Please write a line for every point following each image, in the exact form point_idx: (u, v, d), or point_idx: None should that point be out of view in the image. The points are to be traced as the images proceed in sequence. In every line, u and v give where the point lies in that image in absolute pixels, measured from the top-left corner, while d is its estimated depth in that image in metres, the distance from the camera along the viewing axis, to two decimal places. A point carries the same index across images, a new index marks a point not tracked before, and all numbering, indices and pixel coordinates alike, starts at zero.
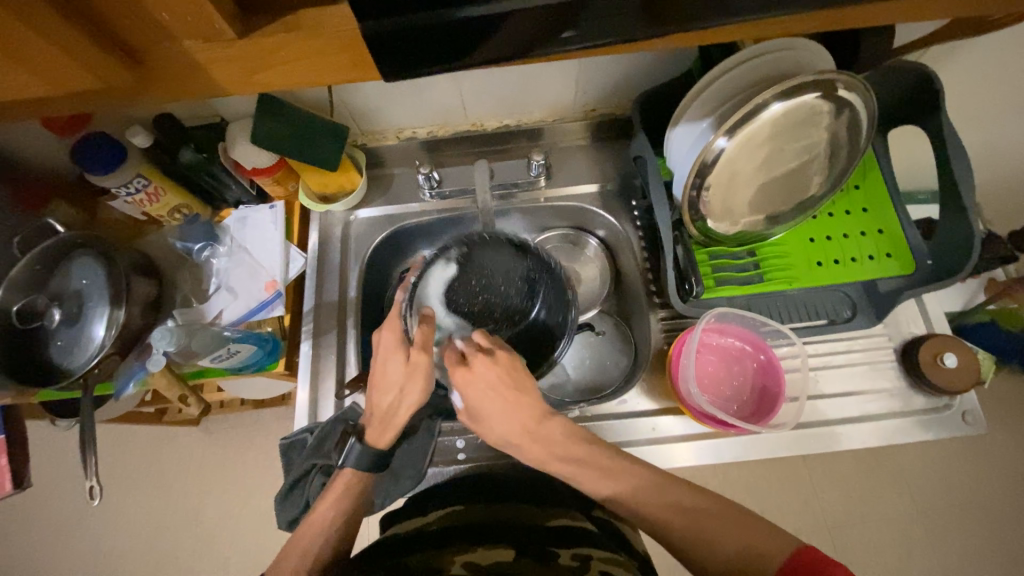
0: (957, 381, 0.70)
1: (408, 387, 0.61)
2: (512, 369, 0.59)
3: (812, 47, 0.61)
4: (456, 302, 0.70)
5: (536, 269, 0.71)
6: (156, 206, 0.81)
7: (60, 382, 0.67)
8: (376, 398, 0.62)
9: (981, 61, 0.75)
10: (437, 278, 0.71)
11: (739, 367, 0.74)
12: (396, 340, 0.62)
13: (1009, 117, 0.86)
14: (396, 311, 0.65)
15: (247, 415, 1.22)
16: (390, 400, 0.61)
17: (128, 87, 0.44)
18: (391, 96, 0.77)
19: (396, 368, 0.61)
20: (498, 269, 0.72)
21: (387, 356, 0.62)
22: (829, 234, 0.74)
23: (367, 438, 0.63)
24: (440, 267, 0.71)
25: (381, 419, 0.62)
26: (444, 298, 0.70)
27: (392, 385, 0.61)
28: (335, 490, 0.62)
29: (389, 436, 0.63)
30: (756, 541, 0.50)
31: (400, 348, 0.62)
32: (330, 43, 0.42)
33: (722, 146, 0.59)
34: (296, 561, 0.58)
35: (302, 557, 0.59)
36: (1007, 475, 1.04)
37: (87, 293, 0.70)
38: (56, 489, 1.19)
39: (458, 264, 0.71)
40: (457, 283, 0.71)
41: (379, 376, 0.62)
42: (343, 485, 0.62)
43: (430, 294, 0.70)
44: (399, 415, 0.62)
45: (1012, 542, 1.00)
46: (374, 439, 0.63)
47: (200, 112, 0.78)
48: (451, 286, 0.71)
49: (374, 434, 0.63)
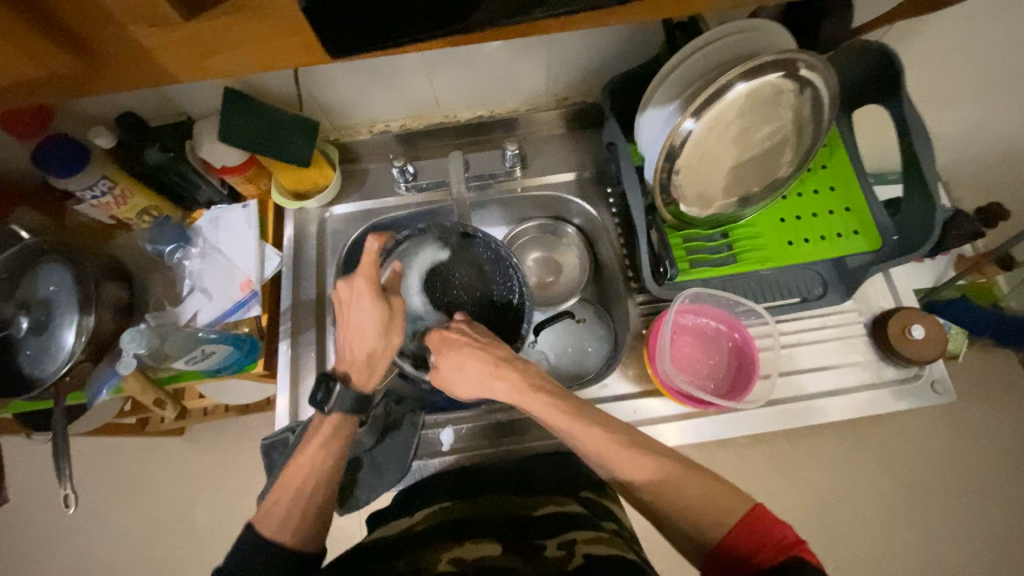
0: (924, 351, 0.72)
1: (391, 329, 0.62)
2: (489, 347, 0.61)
3: (772, 30, 0.62)
4: (433, 286, 0.74)
5: (501, 264, 0.73)
6: (123, 209, 0.78)
7: (29, 392, 0.65)
8: (353, 348, 0.62)
9: (937, 40, 0.78)
10: (429, 255, 0.75)
11: (716, 346, 0.76)
12: (372, 289, 0.60)
13: (968, 95, 0.89)
14: (371, 259, 0.60)
15: (231, 422, 1.20)
16: (371, 346, 0.61)
17: (73, 76, 0.44)
18: (361, 88, 0.76)
19: (370, 315, 0.60)
20: (478, 269, 0.74)
21: (361, 303, 0.61)
22: (800, 213, 0.76)
23: (353, 382, 0.63)
24: (433, 246, 0.75)
25: (365, 362, 0.62)
26: (424, 277, 0.74)
27: (366, 330, 0.61)
28: (321, 435, 0.60)
29: (377, 377, 0.64)
30: (715, 499, 0.50)
31: (376, 296, 0.61)
32: (281, 25, 0.42)
33: (690, 129, 0.59)
34: (289, 506, 0.56)
35: (292, 501, 0.57)
36: (981, 445, 1.07)
37: (55, 300, 0.68)
38: (37, 505, 1.16)
39: (451, 249, 0.75)
40: (441, 267, 0.75)
41: (352, 322, 0.61)
42: (330, 428, 0.61)
43: (415, 262, 0.75)
44: (382, 358, 0.63)
45: (986, 508, 1.04)
46: (361, 383, 0.63)
47: (165, 111, 0.77)
48: (435, 270, 0.75)
49: (361, 376, 0.63)
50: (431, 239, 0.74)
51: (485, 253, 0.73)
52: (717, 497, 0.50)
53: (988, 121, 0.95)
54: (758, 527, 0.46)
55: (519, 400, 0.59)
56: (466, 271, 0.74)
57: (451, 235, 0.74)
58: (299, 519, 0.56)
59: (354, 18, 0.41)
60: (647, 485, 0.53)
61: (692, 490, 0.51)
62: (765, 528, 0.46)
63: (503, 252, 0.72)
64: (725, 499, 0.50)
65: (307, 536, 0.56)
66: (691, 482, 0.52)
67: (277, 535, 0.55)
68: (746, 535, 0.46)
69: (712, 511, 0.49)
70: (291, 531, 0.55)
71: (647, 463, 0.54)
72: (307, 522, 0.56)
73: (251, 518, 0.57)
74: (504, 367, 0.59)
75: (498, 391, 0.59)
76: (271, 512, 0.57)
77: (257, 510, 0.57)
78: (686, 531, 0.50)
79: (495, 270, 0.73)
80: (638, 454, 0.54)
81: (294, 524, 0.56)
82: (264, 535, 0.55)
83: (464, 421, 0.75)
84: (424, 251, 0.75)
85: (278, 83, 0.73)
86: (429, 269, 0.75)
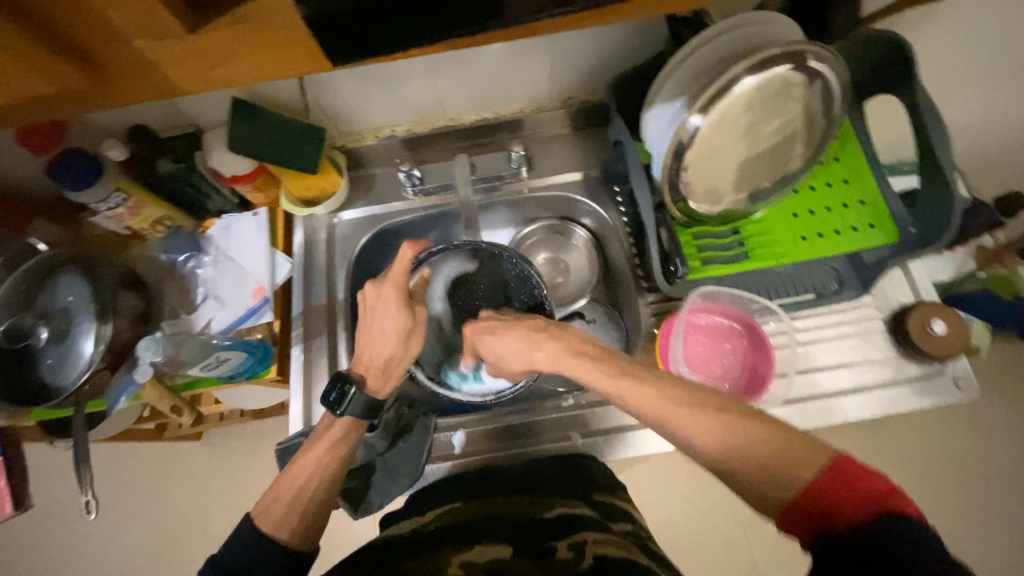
0: (945, 347, 0.70)
1: (411, 338, 0.63)
2: (530, 330, 0.61)
3: (780, 21, 0.61)
4: (457, 296, 0.76)
5: (520, 278, 0.72)
6: (136, 220, 0.79)
7: (51, 401, 0.66)
8: (371, 352, 0.63)
9: (950, 28, 0.76)
10: (455, 266, 0.75)
11: (729, 345, 0.75)
12: (399, 298, 0.61)
13: (985, 82, 0.87)
14: (404, 267, 0.61)
15: (246, 427, 1.21)
16: (390, 351, 0.63)
17: (84, 89, 0.45)
18: (365, 93, 0.77)
19: (393, 322, 0.61)
20: (503, 284, 0.74)
21: (386, 310, 0.62)
22: (813, 208, 0.74)
23: (367, 388, 0.63)
24: (463, 259, 0.74)
25: (382, 367, 0.63)
26: (449, 287, 0.75)
27: (387, 338, 0.62)
28: (332, 436, 0.60)
29: (391, 385, 0.65)
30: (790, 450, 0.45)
31: (403, 304, 0.62)
32: (282, 37, 0.43)
33: (697, 124, 0.59)
34: (288, 504, 0.56)
35: (293, 500, 0.57)
36: (1007, 441, 1.03)
37: (74, 310, 0.69)
38: (61, 511, 1.18)
39: (479, 262, 0.74)
40: (470, 277, 0.75)
41: (375, 328, 0.62)
42: (340, 431, 0.61)
43: (443, 271, 0.74)
44: (398, 365, 0.64)
45: (1013, 506, 1.00)
46: (374, 389, 0.64)
47: (176, 122, 0.79)
48: (461, 280, 0.75)
49: (376, 383, 0.64)
50: (461, 253, 0.73)
51: (513, 270, 0.73)
52: (790, 453, 0.45)
53: (1006, 109, 0.92)
54: (849, 479, 0.41)
55: (560, 368, 0.58)
56: (494, 282, 0.75)
57: (481, 249, 0.74)
58: (298, 520, 0.56)
59: (355, 24, 0.41)
60: (711, 445, 0.48)
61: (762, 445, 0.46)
62: (862, 481, 0.41)
63: (529, 273, 0.71)
64: (809, 457, 0.44)
65: (304, 535, 0.56)
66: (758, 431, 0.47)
67: (275, 531, 0.55)
68: (836, 490, 0.41)
69: (792, 467, 0.44)
70: (288, 528, 0.55)
71: (711, 422, 0.49)
72: (307, 520, 0.56)
73: (251, 510, 0.57)
74: (538, 337, 0.60)
75: (534, 358, 0.59)
76: (270, 506, 0.56)
77: (258, 503, 0.57)
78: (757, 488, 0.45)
79: (520, 285, 0.73)
80: (704, 415, 0.49)
81: (292, 522, 0.56)
82: (263, 530, 0.55)
83: (474, 424, 0.75)
84: (451, 262, 0.74)
85: (284, 91, 0.74)
86: (454, 279, 0.75)
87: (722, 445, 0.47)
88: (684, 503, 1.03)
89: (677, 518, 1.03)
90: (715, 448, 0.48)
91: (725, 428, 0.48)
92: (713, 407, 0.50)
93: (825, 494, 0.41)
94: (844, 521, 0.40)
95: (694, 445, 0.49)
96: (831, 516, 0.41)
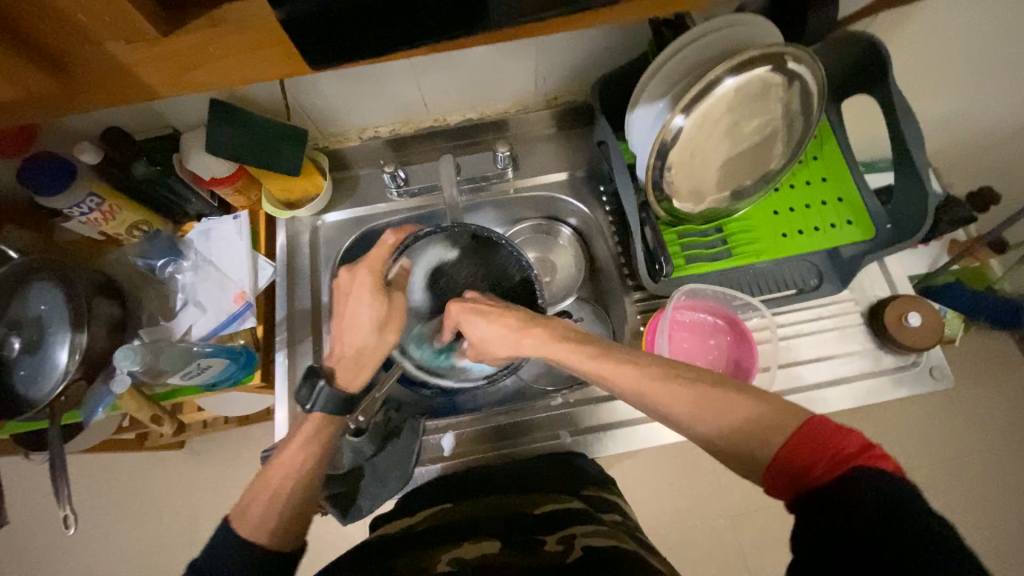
0: (920, 338, 0.72)
1: (386, 327, 0.62)
2: (509, 314, 0.62)
3: (758, 22, 0.62)
4: (437, 286, 0.74)
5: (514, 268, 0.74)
6: (112, 224, 0.77)
7: (24, 413, 0.64)
8: (343, 342, 0.62)
9: (921, 30, 0.78)
10: (436, 255, 0.74)
11: (714, 341, 0.77)
12: (375, 282, 0.62)
13: (957, 81, 0.89)
14: (387, 249, 0.63)
15: (232, 434, 1.19)
16: (362, 341, 0.61)
17: (52, 94, 0.44)
18: (347, 94, 0.76)
19: (370, 308, 0.61)
20: (486, 272, 0.75)
21: (361, 295, 0.62)
22: (793, 206, 0.76)
23: (337, 381, 0.61)
24: (442, 246, 0.74)
25: (354, 359, 0.62)
26: (429, 276, 0.74)
27: (361, 325, 0.61)
28: (303, 433, 0.59)
29: (363, 378, 0.62)
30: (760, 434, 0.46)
31: (377, 290, 0.62)
32: (261, 39, 0.42)
33: (680, 125, 0.59)
34: (266, 506, 0.55)
35: (270, 502, 0.56)
36: (980, 428, 1.07)
37: (47, 319, 0.67)
38: (40, 525, 1.15)
39: (461, 251, 0.74)
40: (451, 267, 0.75)
41: (349, 316, 0.61)
42: (313, 426, 0.60)
43: (422, 260, 0.73)
44: (371, 357, 0.62)
45: (988, 491, 1.04)
46: (345, 382, 0.61)
47: (152, 124, 0.76)
48: (439, 270, 0.74)
49: (347, 375, 0.61)
50: (444, 241, 0.73)
51: (501, 251, 0.73)
52: (768, 416, 0.46)
53: (974, 107, 0.95)
54: (823, 435, 0.42)
55: (547, 352, 0.59)
56: (474, 273, 0.75)
57: (464, 237, 0.74)
58: (276, 522, 0.55)
59: (329, 31, 0.41)
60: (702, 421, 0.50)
61: (744, 412, 0.47)
62: (829, 442, 0.42)
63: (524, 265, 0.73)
64: (786, 413, 0.46)
65: (284, 537, 0.55)
66: (740, 403, 0.48)
67: (253, 534, 0.54)
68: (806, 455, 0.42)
69: (780, 425, 0.45)
70: (266, 531, 0.54)
71: (686, 391, 0.50)
72: (286, 521, 0.55)
73: (228, 514, 0.56)
74: (532, 322, 0.61)
75: (523, 345, 0.60)
76: (246, 511, 0.55)
77: (235, 506, 0.56)
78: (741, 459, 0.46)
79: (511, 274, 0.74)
80: (685, 380, 0.51)
81: (271, 525, 0.55)
82: (240, 534, 0.54)
83: (463, 426, 0.75)
84: (431, 250, 0.73)
85: (265, 93, 0.73)
86: (433, 269, 0.74)
87: (697, 413, 0.49)
88: (673, 497, 1.05)
89: (667, 512, 1.04)
90: (695, 422, 0.50)
91: (700, 398, 0.50)
92: (687, 378, 0.51)
93: (793, 455, 0.43)
94: (815, 480, 0.41)
95: (673, 418, 0.51)
96: (805, 477, 0.42)
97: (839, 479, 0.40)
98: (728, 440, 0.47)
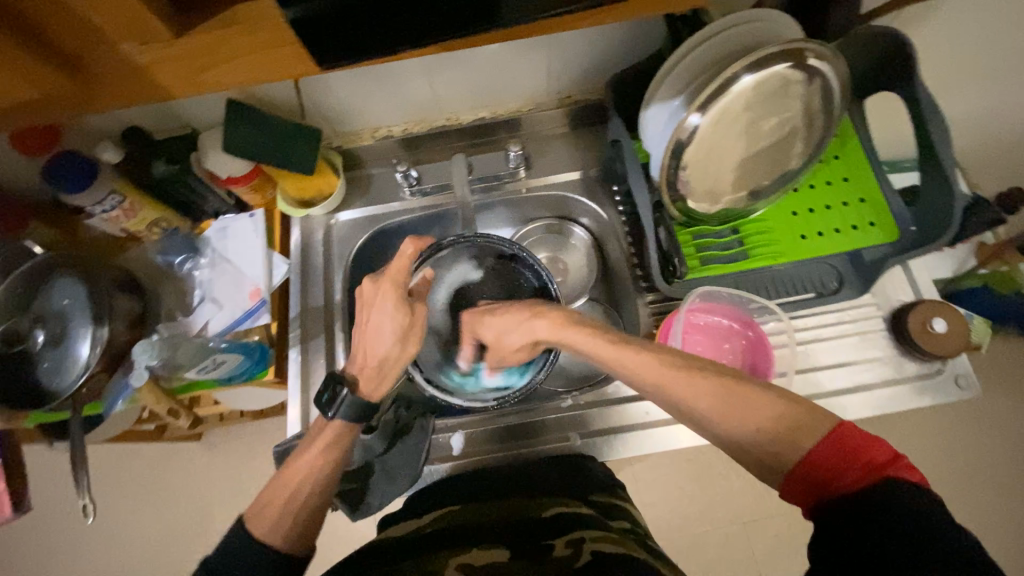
0: (945, 345, 0.70)
1: (408, 338, 0.62)
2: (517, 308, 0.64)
3: (777, 18, 0.61)
4: (458, 304, 0.73)
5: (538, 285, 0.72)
6: (133, 222, 0.79)
7: (49, 403, 0.66)
8: (366, 352, 0.61)
9: (950, 25, 0.75)
10: (461, 273, 0.74)
11: (729, 345, 0.75)
12: (398, 294, 0.61)
13: (992, 74, 0.85)
14: (405, 262, 0.61)
15: (246, 428, 1.21)
16: (385, 351, 0.61)
17: (72, 95, 0.45)
18: (361, 93, 0.76)
19: (392, 319, 0.60)
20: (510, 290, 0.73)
21: (383, 306, 0.61)
22: (812, 207, 0.74)
23: (359, 391, 0.61)
24: (468, 264, 0.74)
25: (376, 368, 0.61)
26: (450, 296, 0.73)
27: (383, 335, 0.61)
28: (323, 441, 0.59)
29: (385, 389, 0.62)
30: (778, 446, 0.45)
31: (401, 301, 0.61)
32: (272, 37, 0.42)
33: (696, 123, 0.58)
34: (279, 508, 0.56)
35: (284, 506, 0.56)
36: (1008, 438, 1.03)
37: (69, 313, 0.69)
38: (63, 512, 1.18)
39: (485, 271, 0.74)
40: (476, 286, 0.74)
41: (371, 326, 0.61)
42: (334, 434, 0.60)
43: (447, 278, 0.73)
44: (393, 367, 0.62)
45: (1014, 502, 1.00)
46: (367, 391, 0.62)
47: (171, 124, 0.78)
48: (463, 289, 0.74)
49: (368, 384, 0.62)
50: (470, 260, 0.74)
51: (525, 272, 0.73)
52: (795, 419, 0.45)
53: (1005, 103, 0.91)
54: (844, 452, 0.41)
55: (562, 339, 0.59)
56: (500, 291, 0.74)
57: (489, 257, 0.74)
58: (289, 525, 0.55)
59: (339, 29, 0.41)
60: (715, 426, 0.49)
61: (761, 423, 0.46)
62: (861, 451, 0.41)
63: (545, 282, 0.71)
64: (813, 421, 0.44)
65: (298, 541, 0.56)
66: (758, 406, 0.47)
67: (266, 538, 0.54)
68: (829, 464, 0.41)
69: (793, 436, 0.44)
70: (280, 534, 0.55)
71: (715, 392, 0.49)
72: (299, 525, 0.56)
73: (243, 514, 0.57)
74: (539, 308, 0.62)
75: (535, 328, 0.61)
76: (261, 512, 0.56)
77: (251, 507, 0.57)
78: (757, 469, 0.45)
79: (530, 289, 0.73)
80: (701, 383, 0.50)
81: (285, 529, 0.55)
82: (255, 535, 0.54)
83: (473, 425, 0.75)
84: (456, 269, 0.74)
85: (280, 93, 0.74)
86: (456, 288, 0.74)
87: (716, 417, 0.48)
88: (683, 500, 1.03)
89: (678, 517, 1.03)
90: (715, 427, 0.48)
91: (723, 406, 0.48)
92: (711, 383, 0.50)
93: (819, 466, 0.42)
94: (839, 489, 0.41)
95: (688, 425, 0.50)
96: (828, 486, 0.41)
97: (863, 492, 0.39)
98: (744, 451, 0.46)
